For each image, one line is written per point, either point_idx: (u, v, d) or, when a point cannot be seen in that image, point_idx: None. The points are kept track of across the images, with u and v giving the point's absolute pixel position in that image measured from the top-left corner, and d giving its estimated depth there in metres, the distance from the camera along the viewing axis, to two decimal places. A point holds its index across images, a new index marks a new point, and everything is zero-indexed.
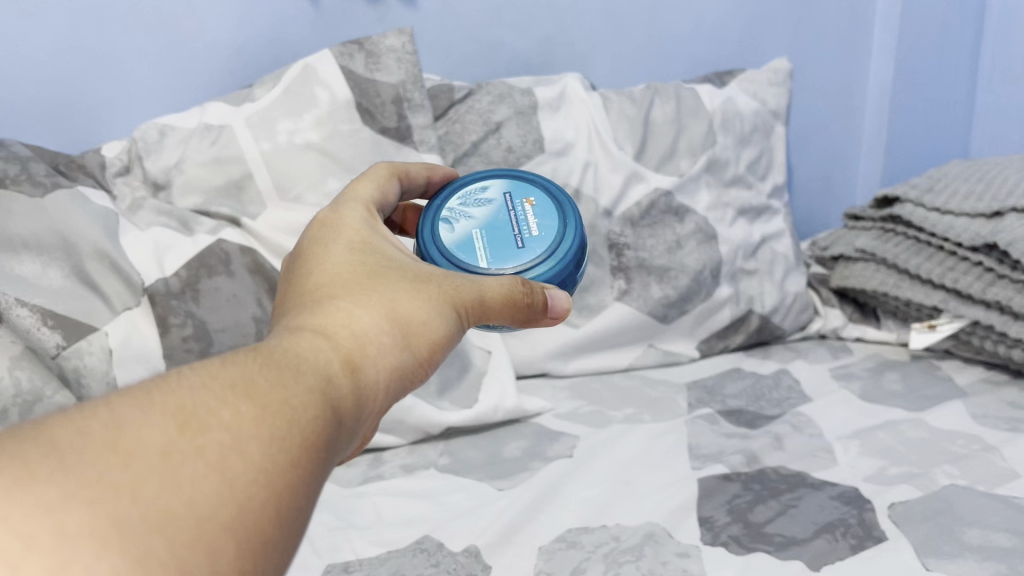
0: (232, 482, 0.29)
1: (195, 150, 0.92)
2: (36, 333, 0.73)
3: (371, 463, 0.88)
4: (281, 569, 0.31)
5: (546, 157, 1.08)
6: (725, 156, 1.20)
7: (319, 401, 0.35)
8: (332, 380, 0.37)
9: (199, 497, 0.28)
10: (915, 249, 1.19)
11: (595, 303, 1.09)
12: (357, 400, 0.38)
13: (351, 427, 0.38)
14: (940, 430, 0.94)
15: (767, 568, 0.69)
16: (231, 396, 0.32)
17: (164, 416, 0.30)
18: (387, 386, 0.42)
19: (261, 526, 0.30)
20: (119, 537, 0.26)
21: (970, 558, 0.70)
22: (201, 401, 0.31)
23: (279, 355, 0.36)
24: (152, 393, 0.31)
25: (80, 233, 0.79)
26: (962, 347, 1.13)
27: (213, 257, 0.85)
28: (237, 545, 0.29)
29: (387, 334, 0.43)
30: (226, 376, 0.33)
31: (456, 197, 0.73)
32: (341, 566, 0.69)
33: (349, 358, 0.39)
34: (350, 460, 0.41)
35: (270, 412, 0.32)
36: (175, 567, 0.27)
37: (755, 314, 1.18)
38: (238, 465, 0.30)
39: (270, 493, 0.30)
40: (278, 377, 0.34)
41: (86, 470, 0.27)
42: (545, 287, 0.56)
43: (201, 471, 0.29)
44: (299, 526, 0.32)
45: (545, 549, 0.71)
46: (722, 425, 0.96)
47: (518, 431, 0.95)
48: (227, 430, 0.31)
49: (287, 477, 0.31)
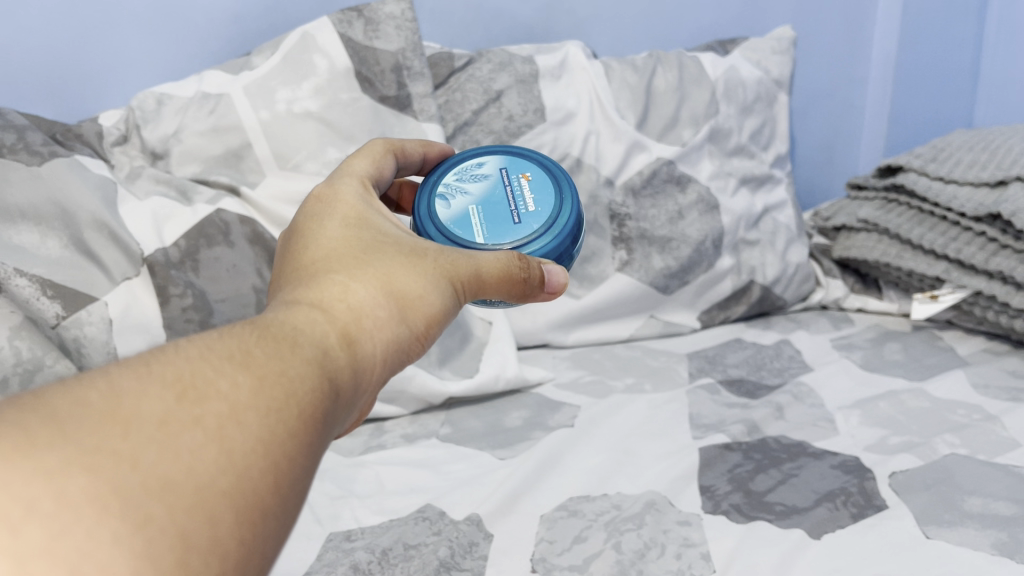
0: (231, 452, 0.29)
1: (194, 119, 0.91)
2: (36, 303, 0.73)
3: (372, 433, 0.88)
4: (279, 539, 0.30)
5: (547, 126, 1.07)
6: (728, 125, 1.19)
7: (316, 373, 0.35)
8: (329, 353, 0.37)
9: (198, 465, 0.28)
10: (919, 219, 1.18)
11: (596, 274, 1.08)
12: (354, 372, 0.38)
13: (349, 398, 0.37)
14: (941, 399, 0.94)
15: (767, 535, 0.69)
16: (228, 367, 0.32)
17: (162, 387, 0.29)
18: (384, 360, 0.41)
19: (261, 495, 0.30)
20: (121, 503, 0.26)
21: (970, 526, 0.70)
22: (199, 372, 0.31)
23: (276, 327, 0.36)
24: (150, 364, 0.30)
25: (78, 202, 0.78)
26: (964, 318, 1.13)
27: (212, 227, 0.84)
28: (236, 514, 0.28)
29: (384, 307, 0.43)
30: (223, 348, 0.33)
31: (452, 172, 0.72)
32: (343, 534, 0.70)
33: (346, 331, 0.39)
34: (346, 433, 0.40)
35: (267, 383, 0.32)
36: (176, 534, 0.26)
37: (757, 284, 1.18)
38: (237, 434, 0.30)
39: (269, 463, 0.30)
40: (275, 349, 0.34)
41: (86, 438, 0.27)
42: (541, 262, 0.57)
43: (200, 440, 0.29)
44: (296, 497, 0.31)
45: (546, 517, 0.72)
46: (722, 394, 0.96)
47: (519, 401, 0.95)
48: (227, 400, 0.30)
49: (285, 447, 0.31)
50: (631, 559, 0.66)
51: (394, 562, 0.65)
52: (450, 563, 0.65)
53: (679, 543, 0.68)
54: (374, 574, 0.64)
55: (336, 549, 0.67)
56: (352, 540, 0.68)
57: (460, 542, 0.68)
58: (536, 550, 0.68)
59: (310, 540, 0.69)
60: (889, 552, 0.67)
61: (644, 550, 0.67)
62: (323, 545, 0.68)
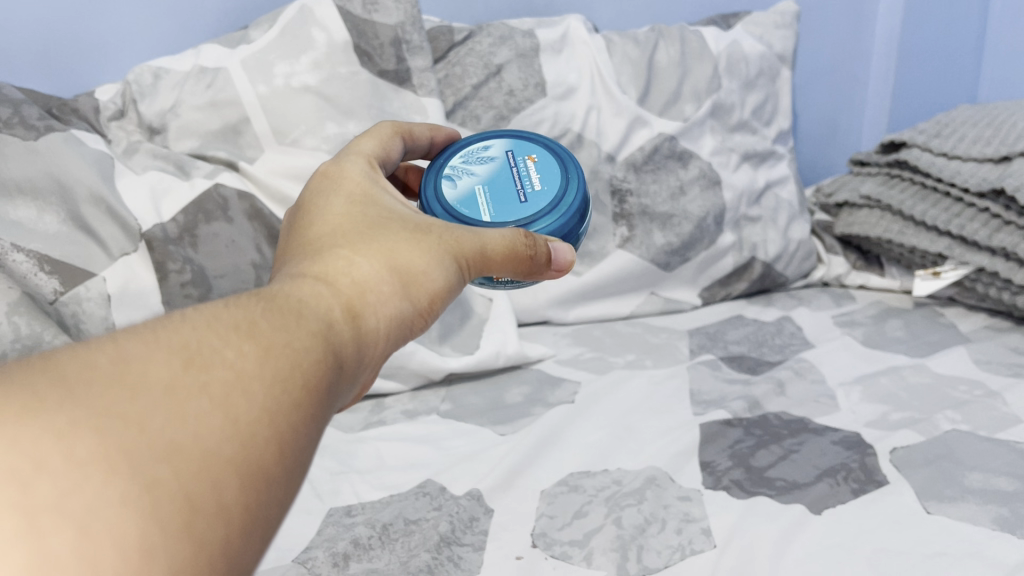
0: (237, 420, 0.29)
1: (191, 94, 0.90)
2: (34, 278, 0.72)
3: (373, 409, 0.88)
4: (283, 509, 0.30)
5: (548, 101, 1.06)
6: (730, 101, 1.18)
7: (320, 345, 0.34)
8: (334, 327, 0.36)
9: (204, 431, 0.28)
10: (921, 195, 1.17)
11: (597, 251, 1.08)
12: (358, 346, 0.38)
13: (352, 372, 0.37)
14: (943, 375, 0.94)
15: (768, 511, 0.69)
16: (234, 337, 0.31)
17: (169, 354, 0.29)
18: (388, 335, 0.41)
19: (266, 463, 0.29)
20: (127, 466, 0.25)
21: (971, 501, 0.70)
22: (205, 341, 0.30)
23: (282, 300, 0.36)
24: (157, 332, 0.30)
25: (75, 177, 0.77)
26: (966, 295, 1.12)
27: (210, 203, 0.84)
28: (242, 481, 0.28)
29: (388, 282, 0.42)
30: (229, 318, 0.32)
31: (458, 155, 0.71)
32: (343, 509, 0.69)
33: (350, 305, 0.39)
34: (349, 409, 0.40)
35: (273, 353, 0.32)
36: (183, 498, 0.26)
37: (758, 261, 1.17)
38: (243, 403, 0.29)
39: (274, 433, 0.30)
40: (281, 320, 0.34)
41: (94, 401, 0.27)
42: (546, 240, 0.56)
43: (206, 406, 0.28)
44: (300, 468, 0.31)
45: (546, 493, 0.72)
46: (723, 371, 0.95)
47: (519, 377, 0.95)
48: (232, 368, 0.30)
49: (290, 417, 0.31)
50: (631, 534, 0.66)
51: (395, 537, 0.65)
52: (451, 538, 0.65)
53: (679, 519, 0.68)
54: (375, 549, 0.64)
55: (337, 524, 0.67)
56: (353, 515, 0.68)
57: (461, 517, 0.68)
58: (536, 525, 0.67)
59: (311, 515, 0.69)
60: (890, 527, 0.67)
61: (645, 525, 0.67)
62: (323, 520, 0.68)
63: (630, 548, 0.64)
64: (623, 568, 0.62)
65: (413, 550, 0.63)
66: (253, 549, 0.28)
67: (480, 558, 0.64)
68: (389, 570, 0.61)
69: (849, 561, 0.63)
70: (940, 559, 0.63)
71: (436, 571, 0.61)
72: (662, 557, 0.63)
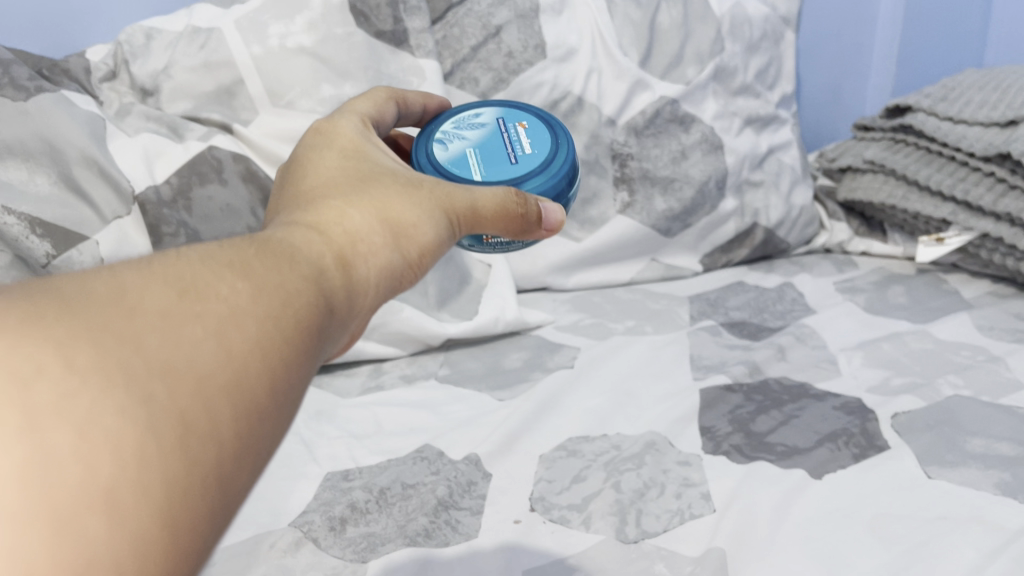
0: (231, 349, 0.28)
1: (184, 55, 0.88)
2: (25, 241, 0.71)
3: (371, 373, 0.87)
4: (270, 446, 0.29)
5: (548, 64, 1.04)
6: (733, 64, 1.16)
7: (312, 286, 0.33)
8: (327, 271, 0.36)
9: (199, 356, 0.27)
10: (926, 159, 1.16)
11: (598, 216, 1.07)
12: (349, 293, 0.37)
13: (343, 318, 0.36)
14: (945, 341, 0.93)
15: (768, 475, 0.68)
16: (229, 271, 0.30)
17: (163, 281, 0.28)
18: (380, 286, 0.40)
19: (259, 395, 0.28)
20: (123, 381, 0.25)
21: (973, 466, 0.70)
22: (199, 272, 0.29)
23: (274, 242, 0.35)
24: (150, 260, 0.29)
25: (66, 138, 0.76)
26: (969, 261, 1.12)
27: (205, 165, 0.82)
28: (234, 410, 0.27)
29: (381, 233, 0.41)
30: (223, 253, 0.31)
31: (449, 121, 0.70)
32: (340, 473, 0.69)
33: (342, 252, 0.38)
34: (336, 358, 0.39)
35: (267, 290, 0.31)
36: (176, 418, 0.25)
37: (760, 226, 1.16)
38: (237, 334, 0.28)
39: (266, 367, 0.29)
40: (275, 260, 0.33)
41: (91, 317, 0.26)
42: (538, 200, 0.55)
43: (201, 333, 0.27)
44: (289, 405, 0.30)
45: (545, 457, 0.71)
46: (724, 337, 0.95)
47: (518, 343, 0.94)
48: (227, 302, 0.29)
49: (282, 353, 0.30)
50: (630, 498, 0.65)
51: (392, 502, 0.65)
52: (449, 502, 0.65)
53: (679, 483, 0.68)
54: (372, 513, 0.63)
55: (334, 489, 0.67)
56: (350, 480, 0.68)
57: (458, 482, 0.67)
58: (535, 489, 0.67)
59: (308, 479, 0.68)
60: (891, 492, 0.66)
61: (644, 490, 0.67)
62: (321, 484, 0.67)
63: (628, 512, 0.64)
64: (622, 531, 0.62)
65: (410, 514, 0.63)
66: (243, 479, 0.28)
67: (478, 522, 0.63)
68: (386, 534, 0.61)
69: (850, 525, 0.62)
70: (942, 523, 0.63)
71: (434, 534, 0.61)
72: (661, 521, 0.63)
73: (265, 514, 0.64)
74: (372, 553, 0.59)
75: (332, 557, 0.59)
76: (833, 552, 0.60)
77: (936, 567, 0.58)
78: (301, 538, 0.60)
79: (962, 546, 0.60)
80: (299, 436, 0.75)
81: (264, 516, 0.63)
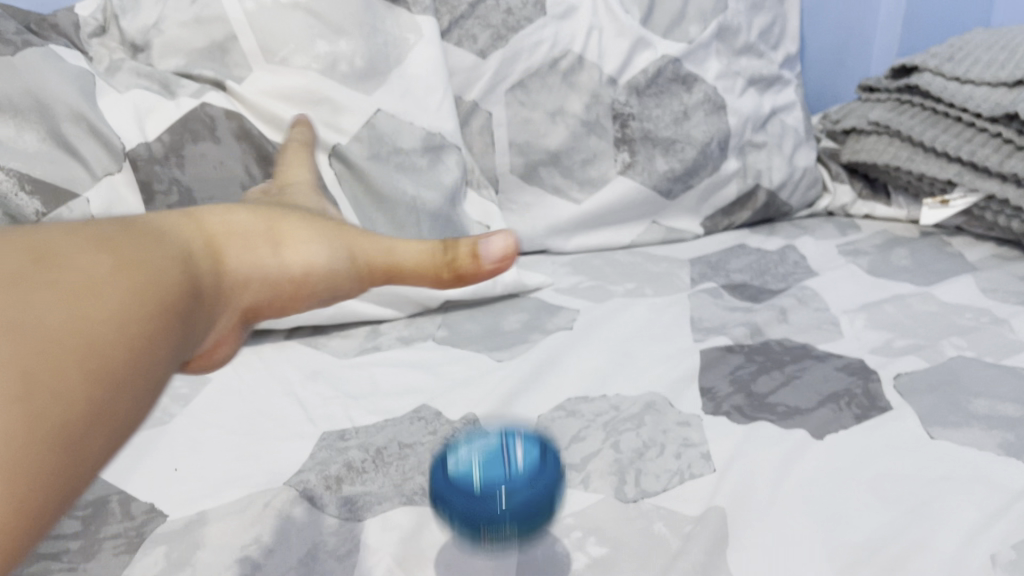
0: (83, 313, 0.31)
1: (174, 9, 0.86)
2: (14, 199, 0.70)
3: (368, 334, 0.86)
4: (125, 411, 0.31)
5: (547, 21, 1.02)
6: (736, 22, 1.14)
7: (177, 269, 0.37)
8: (192, 260, 0.39)
9: (45, 314, 0.30)
10: (932, 120, 1.14)
11: (598, 177, 1.06)
12: (213, 286, 0.40)
13: (208, 308, 0.39)
14: (949, 303, 0.92)
15: (769, 435, 0.68)
16: (97, 248, 0.34)
17: (24, 247, 0.32)
18: (249, 284, 0.43)
19: (112, 356, 0.31)
20: None
21: (976, 427, 0.69)
22: (66, 244, 0.33)
23: (144, 225, 0.39)
24: (30, 231, 0.33)
25: (54, 93, 0.74)
26: (974, 224, 1.11)
27: (197, 122, 0.81)
28: (82, 366, 0.30)
29: (263, 239, 0.44)
30: (97, 233, 0.35)
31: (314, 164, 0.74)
32: (337, 433, 0.68)
33: (213, 244, 0.41)
34: (203, 354, 0.41)
35: (129, 267, 0.34)
36: (17, 352, 0.28)
37: (763, 189, 1.15)
38: (93, 302, 0.32)
39: (123, 338, 0.32)
40: (143, 243, 0.37)
41: None
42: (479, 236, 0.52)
43: (52, 295, 0.31)
44: (147, 378, 0.33)
45: (544, 417, 0.71)
46: (725, 299, 0.94)
47: (517, 305, 0.93)
48: (85, 271, 0.33)
49: (139, 327, 0.33)
50: (629, 458, 0.65)
51: (389, 461, 0.64)
52: None
53: (678, 443, 0.67)
54: (368, 472, 0.63)
55: (330, 448, 0.66)
56: (346, 440, 0.67)
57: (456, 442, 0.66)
58: None
59: (304, 439, 0.67)
60: (893, 452, 0.66)
61: (643, 450, 0.66)
62: (316, 444, 0.67)
63: (627, 472, 0.63)
64: (621, 491, 0.61)
65: (407, 473, 0.63)
66: (94, 437, 0.30)
67: None
68: (383, 493, 0.60)
69: (851, 485, 0.62)
70: (944, 483, 0.62)
71: None
72: (661, 481, 0.62)
73: (260, 474, 0.63)
74: (368, 512, 0.58)
75: (328, 516, 0.58)
76: (834, 512, 0.59)
77: (938, 527, 0.57)
78: (296, 497, 0.59)
79: (965, 506, 0.59)
80: (294, 397, 0.74)
81: (259, 476, 0.63)
